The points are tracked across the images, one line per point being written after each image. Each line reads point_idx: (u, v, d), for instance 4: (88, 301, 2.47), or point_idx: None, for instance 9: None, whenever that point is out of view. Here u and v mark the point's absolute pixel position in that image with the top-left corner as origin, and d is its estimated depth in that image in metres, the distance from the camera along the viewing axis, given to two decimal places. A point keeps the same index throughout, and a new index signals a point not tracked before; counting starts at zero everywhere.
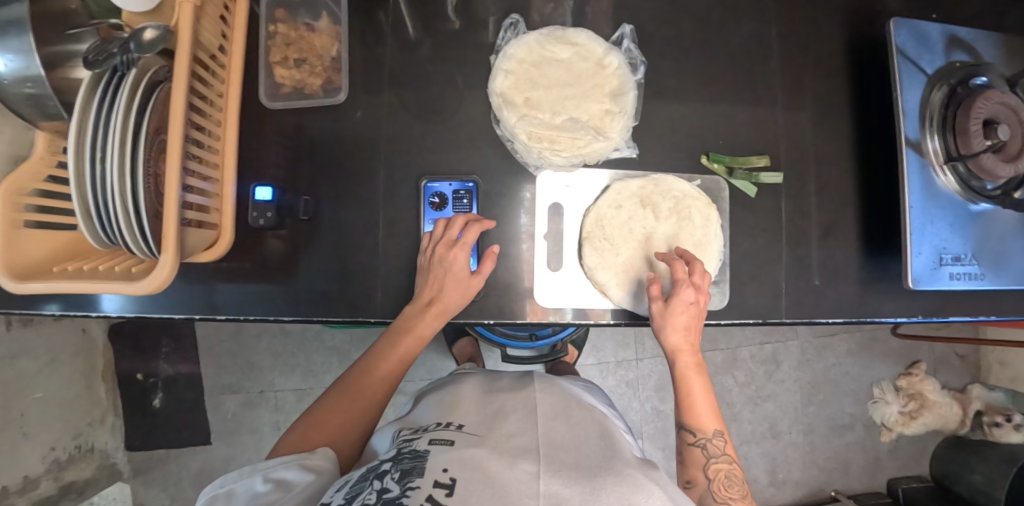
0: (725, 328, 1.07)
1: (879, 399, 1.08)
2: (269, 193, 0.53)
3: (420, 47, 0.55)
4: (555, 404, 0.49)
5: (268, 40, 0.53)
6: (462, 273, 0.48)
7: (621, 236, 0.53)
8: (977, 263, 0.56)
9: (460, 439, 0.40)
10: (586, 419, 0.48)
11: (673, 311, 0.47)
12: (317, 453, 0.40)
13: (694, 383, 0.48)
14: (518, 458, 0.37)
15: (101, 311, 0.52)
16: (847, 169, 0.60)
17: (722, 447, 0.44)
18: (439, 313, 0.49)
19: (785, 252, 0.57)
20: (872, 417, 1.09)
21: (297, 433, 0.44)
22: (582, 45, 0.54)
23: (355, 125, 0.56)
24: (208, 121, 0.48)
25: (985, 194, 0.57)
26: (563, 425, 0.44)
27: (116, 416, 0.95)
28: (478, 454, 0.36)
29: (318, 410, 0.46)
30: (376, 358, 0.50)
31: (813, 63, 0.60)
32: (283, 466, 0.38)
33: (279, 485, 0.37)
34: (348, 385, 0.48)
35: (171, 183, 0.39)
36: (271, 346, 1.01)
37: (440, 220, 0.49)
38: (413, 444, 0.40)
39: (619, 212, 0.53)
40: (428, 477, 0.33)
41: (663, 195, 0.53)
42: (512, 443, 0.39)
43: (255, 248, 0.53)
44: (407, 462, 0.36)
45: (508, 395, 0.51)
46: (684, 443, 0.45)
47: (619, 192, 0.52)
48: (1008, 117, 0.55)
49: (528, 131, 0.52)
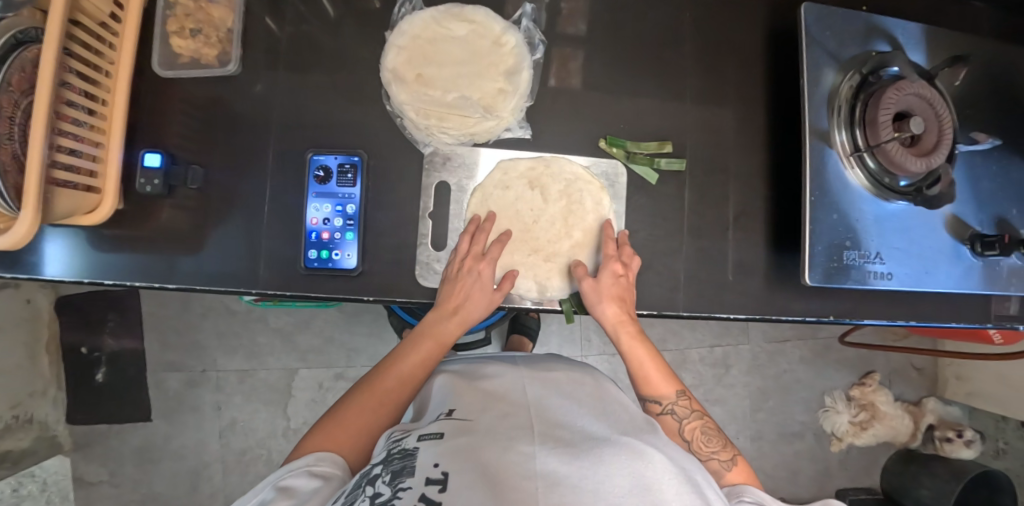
0: (674, 329, 1.12)
1: (830, 410, 1.14)
2: (158, 159, 0.53)
3: (342, 29, 0.58)
4: (552, 383, 0.42)
5: (166, 11, 0.55)
6: (487, 286, 0.51)
7: (509, 214, 0.56)
8: (883, 262, 0.54)
9: (451, 426, 0.33)
10: (584, 393, 0.41)
11: (603, 281, 0.51)
12: (328, 457, 0.38)
13: (638, 350, 0.51)
14: (516, 438, 0.30)
15: (46, 275, 0.53)
16: (756, 162, 0.60)
17: (687, 406, 0.48)
18: (463, 320, 0.50)
19: (686, 244, 0.58)
20: (823, 426, 1.15)
21: (311, 436, 0.41)
22: (479, 22, 0.56)
23: (255, 99, 0.57)
24: (92, 86, 0.47)
25: (896, 190, 0.54)
26: (552, 399, 0.38)
27: (58, 389, 0.96)
28: (473, 440, 0.30)
29: (333, 415, 0.43)
30: (386, 365, 0.48)
31: (726, 55, 0.60)
32: (291, 472, 0.36)
33: (287, 492, 0.35)
34: (367, 387, 0.45)
35: (34, 138, 0.38)
36: (216, 326, 1.02)
37: (466, 236, 0.52)
38: (402, 443, 0.33)
39: (506, 191, 0.56)
40: (419, 475, 0.27)
41: (553, 177, 0.57)
42: (505, 425, 0.32)
43: (151, 218, 0.55)
44: (396, 462, 0.30)
45: (494, 376, 0.45)
46: (655, 414, 0.48)
47: (505, 170, 0.56)
48: (923, 110, 0.53)
49: (417, 107, 0.54)
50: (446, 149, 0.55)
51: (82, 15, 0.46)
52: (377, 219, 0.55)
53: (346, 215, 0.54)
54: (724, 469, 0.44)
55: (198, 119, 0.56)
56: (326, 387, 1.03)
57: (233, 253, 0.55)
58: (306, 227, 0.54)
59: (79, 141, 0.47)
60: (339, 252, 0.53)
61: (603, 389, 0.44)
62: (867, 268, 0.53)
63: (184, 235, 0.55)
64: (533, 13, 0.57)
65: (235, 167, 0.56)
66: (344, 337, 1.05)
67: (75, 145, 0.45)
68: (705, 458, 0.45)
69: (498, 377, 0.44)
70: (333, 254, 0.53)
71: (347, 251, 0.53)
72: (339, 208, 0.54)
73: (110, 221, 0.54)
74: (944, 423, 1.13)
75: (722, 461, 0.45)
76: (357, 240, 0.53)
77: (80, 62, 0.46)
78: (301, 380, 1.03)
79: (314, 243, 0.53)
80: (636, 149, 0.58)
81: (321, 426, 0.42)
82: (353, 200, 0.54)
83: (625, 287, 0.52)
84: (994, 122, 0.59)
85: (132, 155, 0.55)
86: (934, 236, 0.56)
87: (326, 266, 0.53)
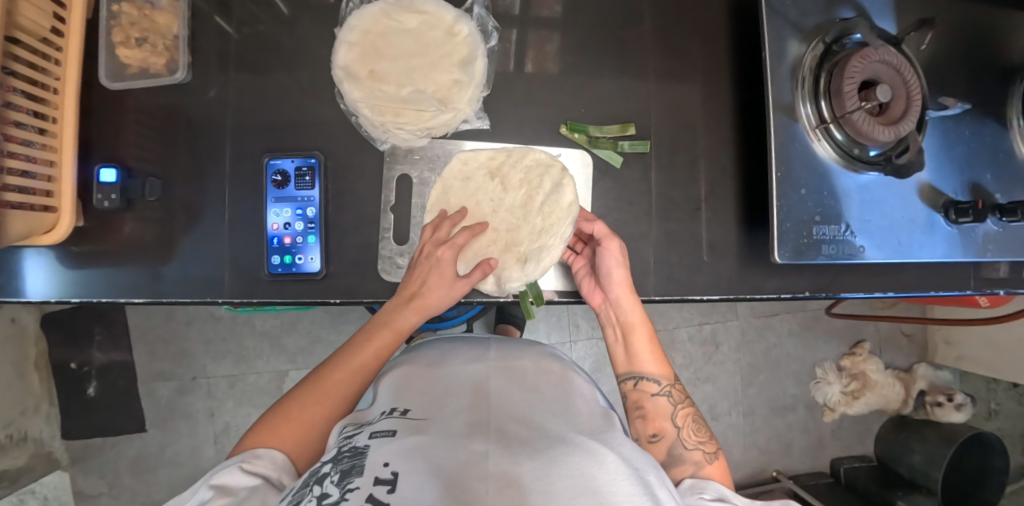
0: (661, 310, 1.13)
1: (823, 381, 1.15)
2: (114, 174, 0.52)
3: (294, 27, 0.57)
4: (514, 376, 0.42)
5: (110, 20, 0.54)
6: (448, 271, 0.50)
7: (468, 207, 0.57)
8: (854, 235, 0.53)
9: (405, 426, 0.32)
10: (548, 390, 0.41)
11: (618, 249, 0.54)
12: (273, 454, 0.36)
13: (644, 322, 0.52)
14: (469, 438, 0.29)
15: (26, 297, 0.53)
16: (723, 139, 0.59)
17: (679, 393, 0.48)
18: (422, 305, 0.49)
19: (655, 226, 0.58)
20: (815, 398, 1.16)
21: (252, 435, 0.39)
22: (430, 13, 0.55)
23: (209, 103, 0.56)
24: (37, 103, 0.46)
25: (866, 160, 0.53)
26: (512, 395, 0.37)
27: (50, 405, 0.97)
28: (426, 442, 0.28)
29: (279, 409, 0.40)
30: (338, 359, 0.46)
31: (684, 32, 0.60)
32: (224, 470, 0.34)
33: (222, 490, 0.32)
34: (315, 381, 0.43)
35: None
36: (203, 333, 1.02)
37: (430, 224, 0.52)
38: (353, 440, 0.32)
39: (465, 184, 0.57)
40: (368, 475, 0.25)
41: (512, 165, 0.57)
42: (461, 423, 0.31)
43: (114, 232, 0.54)
44: (346, 461, 0.28)
45: (457, 368, 0.44)
46: (652, 393, 0.47)
47: (463, 161, 0.57)
48: (890, 77, 0.51)
49: (372, 104, 0.54)
50: (405, 144, 0.55)
51: (22, 32, 0.44)
52: (343, 220, 0.55)
53: (306, 219, 0.53)
54: (708, 459, 0.42)
55: (154, 130, 0.55)
56: None
57: (201, 263, 0.54)
58: (267, 234, 0.54)
59: (30, 162, 0.46)
60: (302, 257, 0.53)
61: (569, 377, 0.45)
62: (839, 241, 0.53)
63: (150, 247, 0.54)
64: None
65: (195, 176, 0.55)
66: (332, 337, 1.05)
67: (26, 166, 0.45)
68: (692, 447, 0.43)
69: (459, 370, 0.43)
70: (296, 259, 0.53)
71: (310, 255, 0.53)
72: (299, 212, 0.53)
73: (73, 237, 0.53)
74: (935, 388, 1.15)
75: (707, 453, 0.43)
76: (319, 242, 0.53)
77: (25, 81, 0.45)
78: (293, 383, 1.04)
79: (276, 249, 0.53)
80: (599, 134, 0.58)
81: (264, 423, 0.39)
82: (311, 203, 0.54)
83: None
84: (966, 84, 0.58)
85: (88, 169, 0.54)
86: (909, 205, 0.54)
87: (289, 271, 0.53)
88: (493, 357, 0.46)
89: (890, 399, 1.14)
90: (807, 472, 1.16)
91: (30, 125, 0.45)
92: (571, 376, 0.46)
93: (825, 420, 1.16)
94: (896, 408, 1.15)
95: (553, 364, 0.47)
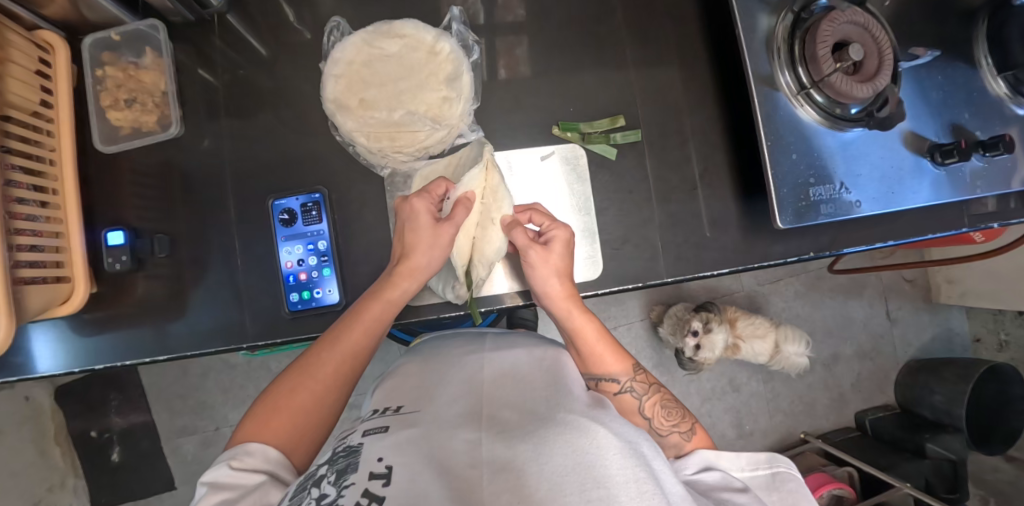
0: (669, 293, 1.15)
1: (772, 364, 1.11)
2: (122, 236, 0.53)
3: (277, 66, 0.58)
4: (507, 360, 0.43)
5: (98, 85, 0.54)
6: (425, 221, 0.49)
7: None
8: (847, 192, 0.55)
9: (395, 422, 0.34)
10: (536, 368, 0.42)
11: (554, 255, 0.50)
12: (266, 451, 0.36)
13: (587, 326, 0.49)
14: (462, 425, 0.31)
15: (43, 372, 0.53)
16: (710, 117, 0.61)
17: (643, 381, 0.48)
18: (410, 271, 0.48)
19: (658, 211, 0.59)
20: (787, 362, 1.07)
21: (244, 429, 0.39)
22: (410, 36, 0.57)
23: (204, 153, 0.57)
24: (41, 180, 0.47)
25: (848, 118, 0.55)
26: (501, 379, 0.39)
27: (77, 477, 0.97)
28: (419, 433, 0.30)
29: (270, 398, 0.41)
30: (330, 339, 0.44)
31: (659, 18, 0.62)
32: (214, 468, 0.34)
33: (215, 486, 0.32)
34: (308, 363, 0.43)
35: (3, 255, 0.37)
36: (220, 382, 1.02)
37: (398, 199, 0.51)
38: (346, 441, 0.34)
39: None
40: (363, 471, 0.27)
41: (469, 170, 0.56)
42: (452, 411, 0.33)
43: (123, 295, 0.54)
44: (342, 461, 0.30)
45: (456, 360, 0.45)
46: (613, 394, 0.46)
47: (428, 178, 0.57)
48: (860, 36, 0.53)
49: (366, 132, 0.55)
50: (404, 167, 0.57)
51: (13, 109, 0.43)
52: (355, 249, 0.56)
53: (319, 252, 0.54)
54: (686, 439, 0.43)
55: (153, 187, 0.56)
56: (342, 419, 1.04)
57: (218, 311, 0.55)
58: (282, 273, 0.54)
59: (38, 235, 0.46)
60: (320, 290, 0.54)
61: (562, 363, 0.44)
62: (835, 199, 0.54)
63: (165, 305, 0.54)
64: (461, 16, 0.59)
65: (201, 227, 0.56)
66: None
67: (33, 241, 0.44)
68: (667, 432, 0.44)
69: (454, 363, 0.44)
70: (315, 293, 0.54)
71: (328, 287, 0.54)
72: (311, 246, 0.54)
73: (87, 305, 0.54)
74: (684, 324, 1.02)
75: (683, 433, 0.43)
76: (335, 274, 0.54)
77: (21, 156, 0.45)
78: None
79: (293, 286, 0.54)
80: (590, 130, 0.59)
81: (252, 418, 0.40)
82: (322, 236, 0.55)
83: (568, 259, 0.51)
84: (932, 30, 0.60)
85: (94, 236, 0.54)
86: (896, 153, 0.56)
87: (309, 306, 0.54)
88: (489, 349, 0.47)
89: (748, 336, 1.05)
90: (834, 429, 1.18)
91: (32, 200, 0.45)
92: (563, 361, 0.45)
93: (795, 349, 1.05)
94: (737, 330, 1.06)
95: (546, 351, 0.46)
